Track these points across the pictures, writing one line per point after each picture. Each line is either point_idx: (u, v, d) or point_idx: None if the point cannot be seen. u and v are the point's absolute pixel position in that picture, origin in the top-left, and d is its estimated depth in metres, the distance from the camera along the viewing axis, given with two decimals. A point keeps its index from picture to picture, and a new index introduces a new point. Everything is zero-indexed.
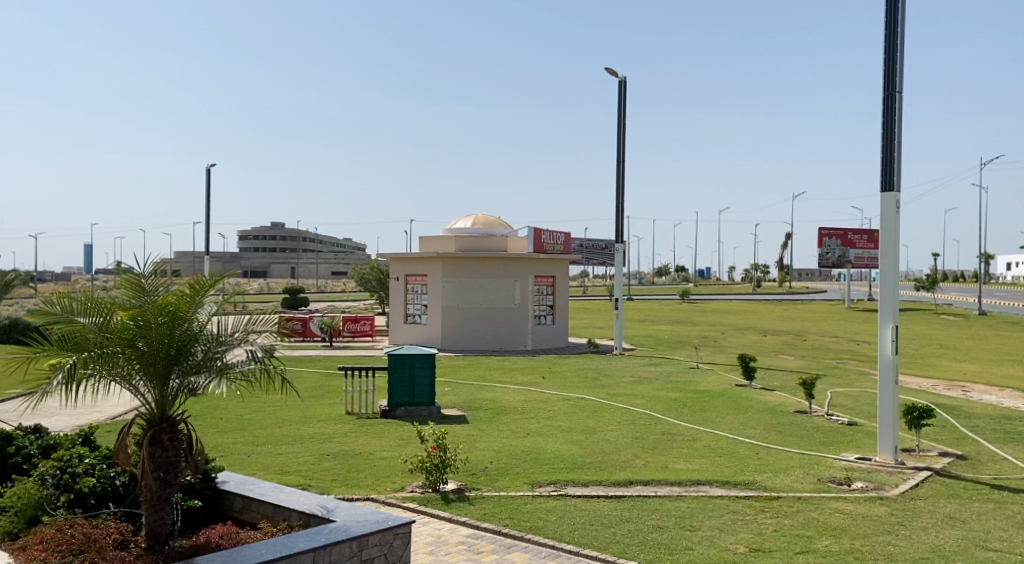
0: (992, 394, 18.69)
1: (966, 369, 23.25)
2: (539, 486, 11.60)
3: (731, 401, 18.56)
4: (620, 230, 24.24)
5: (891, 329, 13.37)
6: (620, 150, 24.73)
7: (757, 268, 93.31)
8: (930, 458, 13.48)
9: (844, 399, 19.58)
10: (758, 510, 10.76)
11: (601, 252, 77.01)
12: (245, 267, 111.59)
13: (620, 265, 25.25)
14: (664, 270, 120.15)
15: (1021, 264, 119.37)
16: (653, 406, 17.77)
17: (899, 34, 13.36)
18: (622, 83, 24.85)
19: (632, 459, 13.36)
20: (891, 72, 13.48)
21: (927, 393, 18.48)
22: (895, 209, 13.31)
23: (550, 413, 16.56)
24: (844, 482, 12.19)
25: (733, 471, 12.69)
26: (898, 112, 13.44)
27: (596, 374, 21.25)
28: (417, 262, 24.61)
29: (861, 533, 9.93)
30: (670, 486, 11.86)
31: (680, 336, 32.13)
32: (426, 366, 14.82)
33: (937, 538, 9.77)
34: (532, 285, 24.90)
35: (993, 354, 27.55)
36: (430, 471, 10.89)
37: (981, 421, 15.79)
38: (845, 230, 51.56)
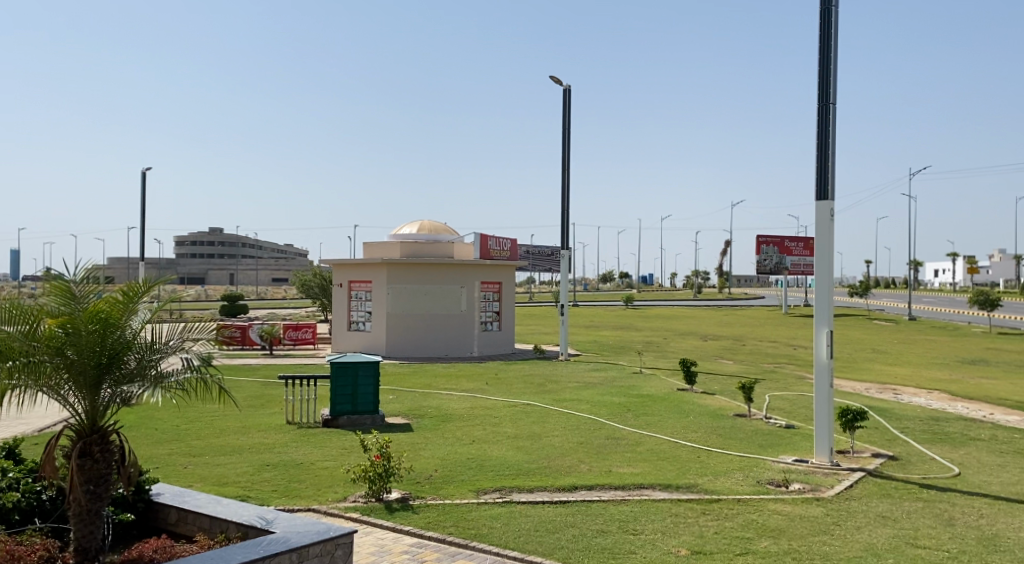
0: (922, 397, 19.30)
1: (897, 373, 23.99)
2: (484, 493, 11.61)
3: (673, 405, 18.82)
4: (565, 237, 24.40)
5: (826, 334, 13.73)
6: (565, 157, 24.91)
7: (697, 275, 94.74)
8: (864, 460, 13.86)
9: (782, 402, 20.02)
10: (699, 513, 10.94)
11: (547, 259, 77.38)
12: (183, 273, 109.25)
13: (565, 272, 25.41)
14: (608, 277, 121.41)
15: (947, 272, 123.56)
16: (598, 411, 17.91)
17: (833, 47, 13.75)
18: (568, 91, 25.05)
19: (576, 464, 13.45)
20: (826, 84, 13.86)
21: (861, 397, 19.00)
22: (830, 216, 13.68)
23: (496, 420, 16.58)
24: (782, 483, 12.47)
25: (675, 474, 12.88)
26: (833, 122, 13.82)
27: (542, 380, 21.34)
28: (361, 268, 24.43)
29: (798, 533, 10.17)
30: (613, 491, 11.98)
31: (624, 342, 32.46)
32: (369, 374, 14.72)
33: (869, 537, 10.06)
34: (478, 291, 24.89)
35: (922, 358, 28.44)
36: (373, 480, 10.81)
37: (911, 423, 16.29)
38: (782, 237, 52.70)
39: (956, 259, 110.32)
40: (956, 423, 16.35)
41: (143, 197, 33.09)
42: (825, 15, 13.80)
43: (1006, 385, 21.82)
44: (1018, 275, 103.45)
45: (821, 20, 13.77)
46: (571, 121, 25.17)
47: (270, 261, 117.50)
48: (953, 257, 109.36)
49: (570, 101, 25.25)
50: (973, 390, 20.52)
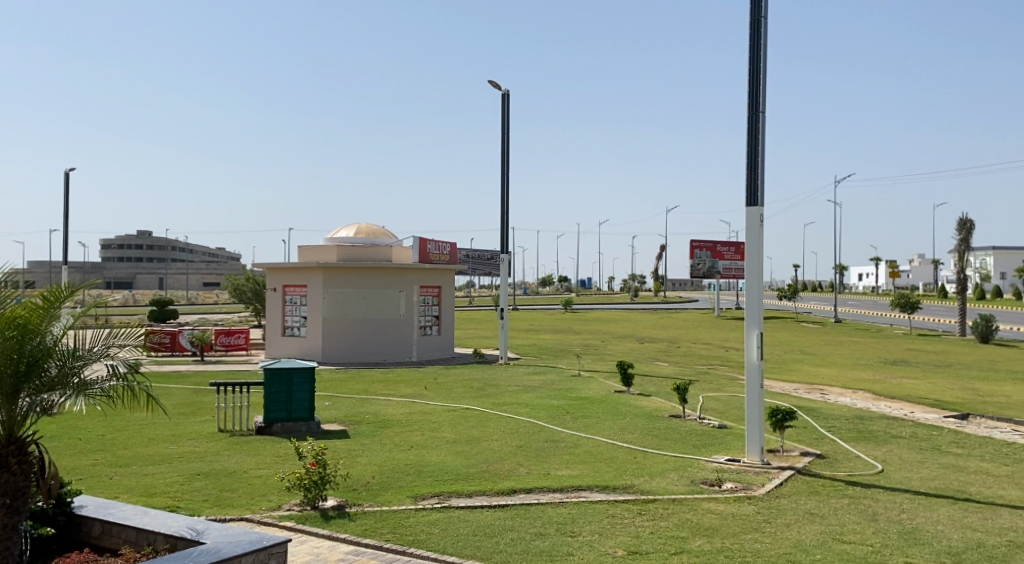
0: (847, 396, 19.95)
1: (825, 373, 24.72)
2: (422, 499, 11.59)
3: (610, 408, 19.04)
4: (504, 241, 24.50)
5: (756, 336, 14.06)
6: (504, 161, 25.01)
7: (633, 278, 96.00)
8: (793, 458, 14.23)
9: (715, 403, 20.45)
10: (635, 513, 11.11)
11: (486, 263, 77.50)
12: (109, 278, 106.18)
13: (504, 275, 25.51)
14: (545, 280, 122.30)
15: (870, 275, 127.93)
16: (537, 414, 18.03)
17: (762, 57, 14.13)
18: (506, 95, 25.18)
19: (515, 468, 13.51)
20: (755, 93, 14.22)
21: (790, 397, 19.54)
22: (760, 223, 14.04)
23: (434, 425, 16.55)
24: (715, 483, 12.73)
25: (612, 475, 13.05)
26: (762, 130, 14.18)
27: (481, 384, 21.38)
28: (296, 272, 24.13)
29: (730, 531, 10.40)
30: (551, 493, 12.07)
31: (562, 345, 32.71)
32: (304, 381, 14.56)
33: (798, 534, 10.34)
34: (417, 295, 24.82)
35: (847, 359, 29.45)
36: (308, 488, 10.70)
37: (837, 422, 16.82)
38: (714, 242, 53.80)
39: (879, 263, 114.15)
40: (879, 421, 16.94)
41: (67, 199, 32.07)
42: (755, 27, 14.17)
43: (926, 384, 22.70)
44: (936, 278, 107.58)
45: (751, 30, 14.13)
46: (509, 126, 25.29)
47: (202, 266, 114.96)
48: (877, 261, 113.09)
49: (508, 105, 25.36)
50: (895, 390, 21.28)
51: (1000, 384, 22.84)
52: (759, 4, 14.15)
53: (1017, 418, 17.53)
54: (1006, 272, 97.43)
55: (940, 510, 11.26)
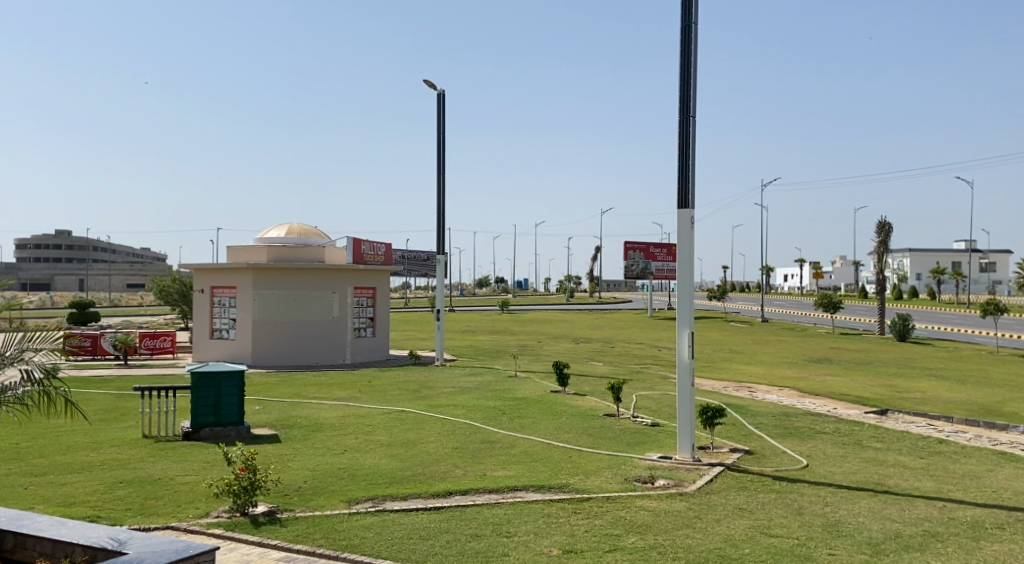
0: (774, 394, 20.46)
1: (753, 372, 25.32)
2: (356, 503, 11.47)
3: (546, 408, 19.14)
4: (441, 242, 24.41)
5: (687, 335, 14.31)
6: (440, 162, 24.93)
7: (567, 279, 96.65)
8: (723, 455, 14.53)
9: (648, 402, 20.74)
10: (570, 512, 11.20)
11: (423, 264, 77.21)
12: (25, 279, 102.20)
13: (440, 276, 25.39)
14: (481, 281, 122.37)
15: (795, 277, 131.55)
16: (472, 415, 18.02)
17: (692, 61, 14.40)
18: (441, 95, 25.10)
19: (451, 469, 13.48)
20: (686, 97, 14.48)
21: (720, 395, 19.93)
22: (691, 224, 14.29)
23: (369, 428, 16.40)
24: (648, 480, 12.92)
25: (547, 475, 13.13)
26: (693, 134, 14.44)
27: (417, 386, 21.27)
28: (225, 274, 23.67)
29: (662, 528, 10.56)
30: (487, 494, 12.08)
31: (498, 346, 32.76)
32: (233, 384, 14.27)
33: (727, 528, 10.56)
34: (351, 297, 24.57)
35: (775, 357, 30.21)
36: (238, 494, 10.50)
37: (765, 419, 17.24)
38: (647, 243, 54.57)
39: (803, 264, 117.30)
40: (805, 417, 17.43)
41: None
42: (686, 32, 14.43)
43: (849, 381, 23.41)
44: (857, 280, 111.17)
45: (682, 35, 14.38)
46: (445, 127, 25.22)
47: (126, 267, 111.64)
48: (801, 262, 116.54)
49: (444, 106, 25.27)
50: (820, 387, 21.91)
51: (917, 380, 23.72)
52: (690, 10, 14.42)
53: (933, 413, 18.23)
54: (924, 273, 101.19)
55: (862, 503, 11.63)
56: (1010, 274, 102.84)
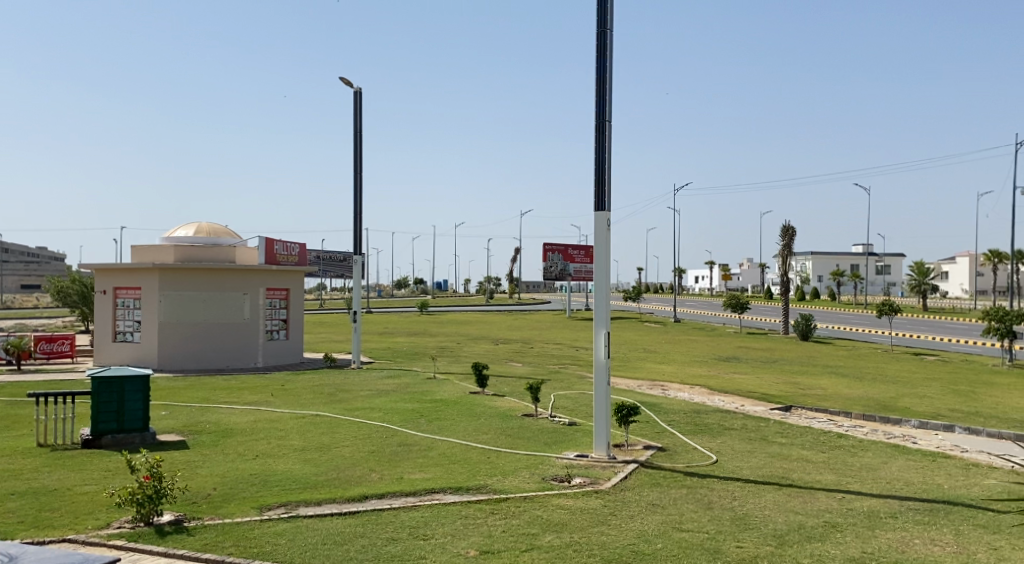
0: (686, 392, 20.93)
1: (667, 370, 25.81)
2: (268, 509, 11.21)
3: (463, 409, 19.08)
4: (357, 243, 24.07)
5: (604, 335, 14.46)
6: (356, 162, 24.59)
7: (487, 281, 96.90)
8: (637, 452, 14.77)
9: (565, 401, 20.93)
10: (487, 513, 11.18)
11: (339, 264, 76.32)
12: None
13: (357, 277, 24.97)
14: (400, 283, 121.84)
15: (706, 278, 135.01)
16: (389, 418, 17.83)
17: (607, 66, 14.62)
18: (357, 94, 24.78)
19: (367, 473, 13.31)
20: (602, 103, 14.68)
21: (634, 394, 20.27)
22: (607, 227, 14.48)
23: (281, 433, 16.05)
24: (564, 479, 13.04)
25: (466, 476, 13.09)
26: (609, 137, 14.65)
27: (332, 389, 20.94)
28: (128, 274, 22.87)
29: (578, 526, 10.66)
30: (403, 498, 11.97)
31: (415, 347, 32.54)
32: (138, 390, 13.76)
33: (641, 524, 10.73)
34: (263, 298, 24.02)
35: (687, 356, 30.93)
36: (141, 504, 10.11)
37: (677, 416, 17.61)
38: (566, 244, 55.09)
39: (714, 267, 120.55)
40: (715, 414, 17.88)
41: None
42: (601, 38, 14.62)
43: (756, 379, 24.10)
44: (765, 282, 114.81)
45: (598, 42, 14.57)
46: (362, 126, 24.89)
47: (24, 269, 106.91)
48: (713, 264, 119.65)
49: (361, 105, 24.97)
50: (731, 385, 22.52)
51: (819, 377, 24.62)
52: (606, 17, 14.62)
53: (833, 409, 18.94)
54: (825, 274, 105.25)
55: (768, 496, 11.99)
56: (904, 276, 107.98)
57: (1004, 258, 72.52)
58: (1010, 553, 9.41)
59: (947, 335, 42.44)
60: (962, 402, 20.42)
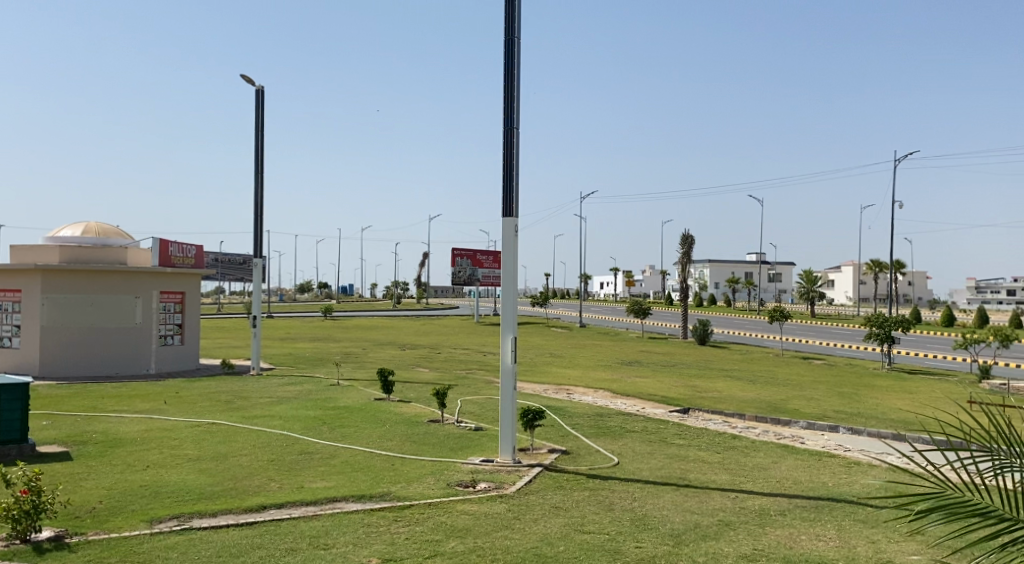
0: (590, 395, 21.16)
1: (571, 374, 26.09)
2: (159, 522, 10.73)
3: (367, 416, 18.79)
4: (257, 246, 23.37)
5: (511, 340, 14.45)
6: (258, 162, 23.92)
7: (394, 286, 96.04)
8: (541, 456, 14.80)
9: (471, 406, 20.86)
10: (390, 521, 10.99)
11: (240, 267, 74.51)
12: None
13: (259, 280, 24.23)
14: (304, 287, 119.70)
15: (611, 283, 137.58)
16: (290, 426, 17.38)
17: (515, 73, 14.65)
18: (260, 93, 24.13)
19: (266, 483, 12.90)
20: (510, 110, 14.69)
21: (540, 398, 20.37)
22: (515, 233, 14.50)
23: (174, 442, 15.42)
24: (469, 484, 12.94)
25: (369, 484, 12.84)
26: (516, 143, 14.67)
27: (231, 396, 20.27)
28: (7, 276, 21.63)
29: (482, 531, 10.58)
30: (304, 507, 11.65)
31: (318, 353, 31.86)
32: (15, 398, 13.00)
33: (544, 527, 10.75)
34: (156, 302, 23.09)
35: (591, 360, 31.35)
36: (18, 520, 9.50)
37: (581, 420, 17.77)
38: (474, 250, 55.00)
39: (618, 273, 122.84)
40: (617, 417, 18.11)
41: None
42: (510, 45, 14.65)
43: (657, 382, 24.53)
44: (666, 288, 117.77)
45: (506, 48, 14.59)
46: (264, 126, 24.24)
47: None
48: (618, 271, 121.87)
49: (263, 104, 24.33)
50: (633, 388, 22.91)
51: (715, 380, 25.28)
52: (514, 24, 14.66)
53: (729, 411, 19.49)
54: (721, 282, 108.46)
55: (666, 496, 12.20)
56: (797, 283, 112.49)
57: (882, 267, 76.57)
58: (886, 546, 9.84)
59: (811, 336, 47.36)
60: (846, 404, 21.35)
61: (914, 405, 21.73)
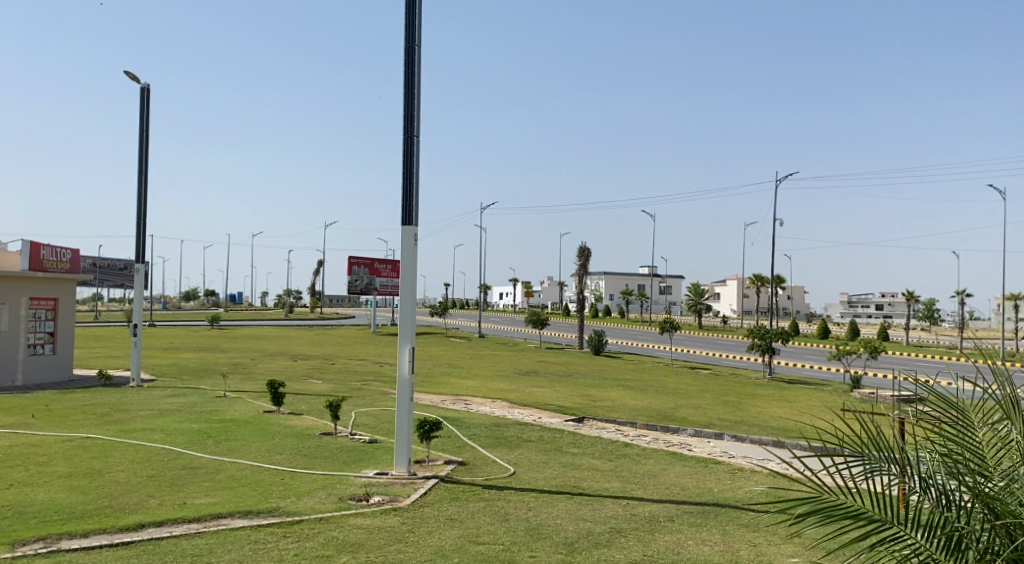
0: (487, 406, 21.00)
1: (467, 385, 25.90)
2: (22, 545, 9.92)
3: (256, 429, 18.06)
4: (139, 251, 22.23)
5: (408, 350, 14.16)
6: (142, 162, 22.81)
7: (288, 294, 93.66)
8: (437, 467, 14.52)
9: (366, 418, 20.36)
10: (279, 536, 10.51)
11: (121, 273, 71.20)
12: None
13: (141, 286, 23.02)
14: (193, 295, 115.44)
15: (509, 294, 138.37)
16: (172, 440, 16.52)
17: (415, 81, 14.42)
18: (145, 90, 23.05)
19: (145, 500, 12.16)
20: (410, 117, 14.43)
21: (436, 409, 20.06)
22: (414, 242, 14.22)
23: (43, 459, 14.40)
24: (362, 498, 12.53)
25: (256, 499, 12.27)
26: (416, 152, 14.41)
27: (108, 409, 19.15)
28: None
29: (374, 545, 10.24)
30: (186, 524, 11.01)
31: (204, 364, 30.52)
32: None
33: (439, 539, 10.48)
34: (25, 309, 21.67)
35: (489, 370, 31.25)
36: None
37: (477, 430, 17.58)
38: (372, 258, 54.13)
39: (517, 284, 123.58)
40: (513, 427, 18.02)
41: None
42: (410, 54, 14.41)
43: (553, 392, 24.58)
44: (563, 299, 119.22)
45: (406, 56, 14.34)
46: (149, 126, 23.15)
47: None
48: (516, 282, 122.54)
49: (148, 103, 23.25)
50: (529, 398, 22.90)
51: (609, 390, 25.55)
52: (414, 32, 14.43)
53: (622, 419, 19.69)
54: (616, 293, 110.59)
55: (560, 505, 12.13)
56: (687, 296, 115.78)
57: (764, 281, 79.71)
58: (766, 548, 10.04)
59: (700, 347, 48.74)
60: (731, 412, 21.92)
61: (795, 413, 22.50)
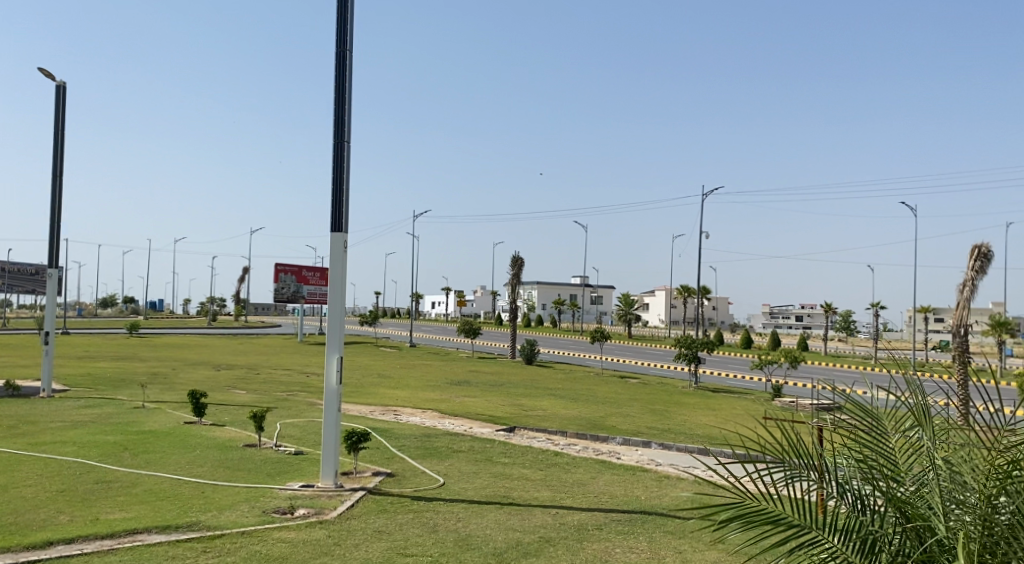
0: (416, 416, 20.74)
1: (397, 394, 25.58)
2: None
3: (176, 440, 17.44)
4: (52, 256, 21.30)
5: (336, 360, 13.88)
6: (56, 163, 21.90)
7: (212, 302, 91.31)
8: (365, 479, 14.23)
9: (292, 429, 19.87)
10: (199, 552, 10.11)
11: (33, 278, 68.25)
12: None
13: (54, 292, 22.03)
14: (110, 302, 111.55)
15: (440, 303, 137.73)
16: (86, 453, 15.82)
17: (346, 85, 14.17)
18: (61, 88, 22.16)
19: (54, 516, 11.57)
20: (341, 123, 14.17)
21: (364, 419, 19.71)
22: (343, 249, 13.95)
23: None
24: (287, 511, 12.17)
25: (175, 514, 11.80)
26: (347, 158, 14.15)
27: (17, 421, 18.24)
28: None
29: (299, 559, 9.94)
30: (99, 541, 10.51)
31: (122, 374, 29.39)
32: None
33: (365, 552, 10.23)
34: None
35: (418, 380, 30.95)
36: None
37: (406, 441, 17.32)
38: (299, 266, 53.16)
39: (449, 293, 123.18)
40: (443, 438, 17.82)
41: None
42: (342, 59, 14.16)
43: (484, 402, 24.45)
44: (495, 308, 119.38)
45: (337, 61, 14.08)
46: (64, 126, 22.24)
47: None
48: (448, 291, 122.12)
49: (64, 101, 22.35)
50: (460, 407, 22.73)
51: (539, 399, 25.54)
52: (345, 37, 14.18)
53: (552, 428, 19.66)
54: (547, 303, 111.15)
55: (490, 515, 12.00)
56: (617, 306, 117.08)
57: (691, 292, 81.24)
58: (692, 555, 10.08)
59: (629, 356, 49.28)
60: (659, 420, 22.12)
61: (721, 421, 22.85)
